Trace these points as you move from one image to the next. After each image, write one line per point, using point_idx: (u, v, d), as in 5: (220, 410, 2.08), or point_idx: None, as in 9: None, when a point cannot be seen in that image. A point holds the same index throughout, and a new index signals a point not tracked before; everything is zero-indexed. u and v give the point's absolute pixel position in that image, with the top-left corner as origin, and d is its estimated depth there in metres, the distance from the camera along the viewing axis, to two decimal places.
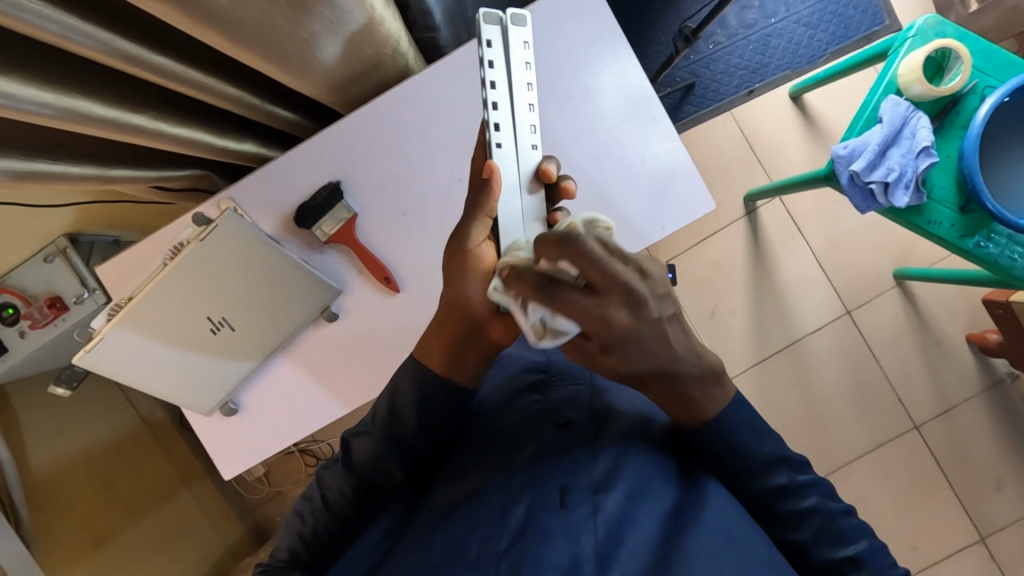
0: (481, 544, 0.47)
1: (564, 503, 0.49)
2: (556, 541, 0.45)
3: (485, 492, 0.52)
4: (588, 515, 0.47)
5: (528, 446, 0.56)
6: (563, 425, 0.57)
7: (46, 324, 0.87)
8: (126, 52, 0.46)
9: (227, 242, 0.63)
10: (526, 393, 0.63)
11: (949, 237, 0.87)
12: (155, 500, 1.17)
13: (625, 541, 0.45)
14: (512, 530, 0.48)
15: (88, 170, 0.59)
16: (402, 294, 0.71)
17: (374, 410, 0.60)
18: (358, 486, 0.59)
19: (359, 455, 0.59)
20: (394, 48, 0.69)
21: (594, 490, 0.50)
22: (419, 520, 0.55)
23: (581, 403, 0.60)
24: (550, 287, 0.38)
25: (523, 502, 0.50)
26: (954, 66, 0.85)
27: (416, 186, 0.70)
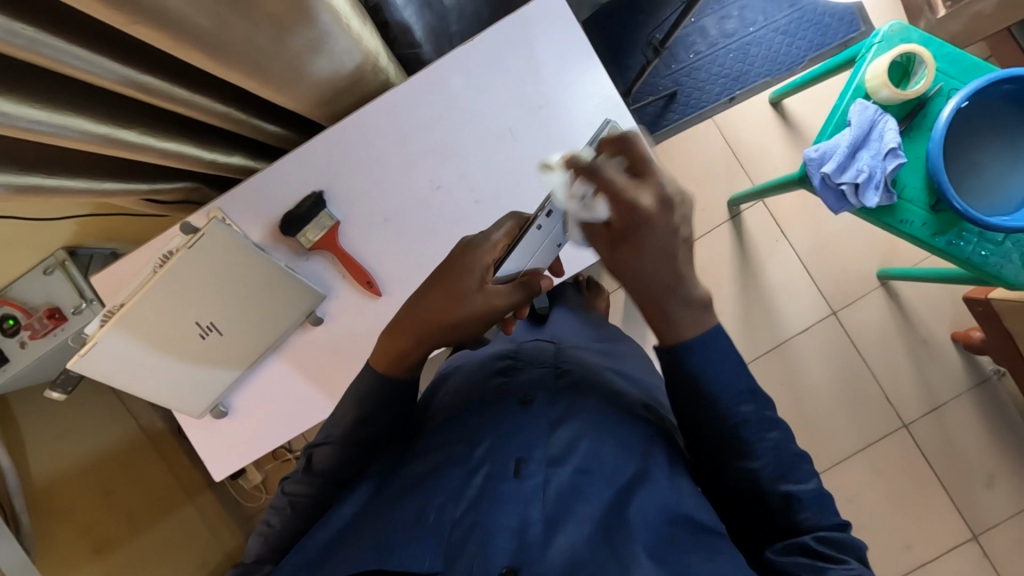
0: (438, 512, 0.56)
1: (519, 472, 0.58)
2: (507, 508, 0.55)
3: (447, 466, 0.60)
4: (540, 484, 0.57)
5: (490, 426, 0.63)
6: (525, 401, 0.65)
7: (45, 334, 0.90)
8: (114, 72, 0.49)
9: (213, 250, 0.66)
10: (492, 377, 0.71)
11: (920, 236, 0.89)
12: (155, 512, 1.18)
13: (575, 510, 0.55)
14: (468, 498, 0.57)
15: (83, 184, 0.62)
16: (384, 297, 0.74)
17: (336, 420, 0.64)
18: (326, 487, 0.64)
19: (321, 463, 0.63)
20: (375, 64, 0.72)
21: (548, 463, 0.59)
22: (388, 492, 0.61)
23: (545, 383, 0.68)
24: (591, 169, 0.53)
25: (483, 471, 0.59)
26: (920, 71, 0.88)
27: (396, 195, 0.73)
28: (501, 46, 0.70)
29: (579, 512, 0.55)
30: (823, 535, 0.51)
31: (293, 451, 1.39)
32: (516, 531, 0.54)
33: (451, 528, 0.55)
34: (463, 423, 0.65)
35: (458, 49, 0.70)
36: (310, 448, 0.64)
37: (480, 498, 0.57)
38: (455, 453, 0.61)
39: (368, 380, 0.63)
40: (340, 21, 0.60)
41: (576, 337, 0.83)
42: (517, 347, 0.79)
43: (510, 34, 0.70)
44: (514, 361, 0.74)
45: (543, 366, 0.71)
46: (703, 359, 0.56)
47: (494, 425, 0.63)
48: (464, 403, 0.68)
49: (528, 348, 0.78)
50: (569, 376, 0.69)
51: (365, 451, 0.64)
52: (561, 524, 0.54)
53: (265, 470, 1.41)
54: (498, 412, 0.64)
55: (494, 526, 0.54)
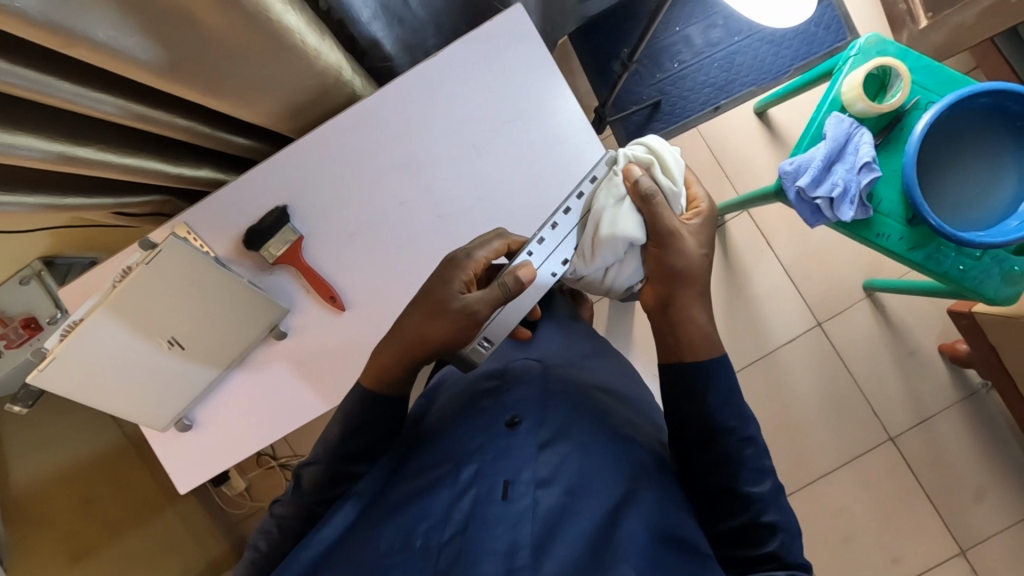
0: (427, 535, 0.55)
1: (506, 495, 0.56)
2: (496, 530, 0.53)
3: (433, 488, 0.59)
4: (528, 507, 0.55)
5: (479, 447, 0.61)
6: (512, 423, 0.63)
7: (20, 344, 0.91)
8: (61, 91, 0.49)
9: (170, 265, 0.65)
10: (480, 398, 0.70)
11: (896, 250, 0.88)
12: (138, 519, 1.19)
13: (562, 532, 0.54)
14: (455, 523, 0.55)
15: (40, 199, 0.62)
16: (347, 312, 0.74)
17: (324, 438, 0.66)
18: (314, 505, 0.65)
19: (308, 481, 0.65)
20: (337, 77, 0.71)
21: (536, 485, 0.57)
22: (381, 510, 0.61)
23: (534, 403, 0.66)
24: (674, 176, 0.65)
25: (470, 494, 0.57)
26: (896, 83, 0.86)
27: (360, 209, 0.73)
28: (466, 60, 0.70)
29: (567, 532, 0.54)
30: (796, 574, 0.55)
31: (277, 458, 1.39)
32: (503, 556, 0.51)
33: (438, 551, 0.54)
34: (449, 446, 0.64)
35: (422, 64, 0.70)
36: (297, 469, 0.67)
37: (467, 522, 0.55)
38: (440, 475, 0.60)
39: (354, 397, 0.66)
40: (299, 39, 0.60)
41: (556, 352, 0.82)
42: (505, 366, 0.78)
43: (473, 50, 0.70)
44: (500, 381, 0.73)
45: (532, 386, 0.69)
46: None
47: (485, 446, 0.61)
48: (452, 424, 0.67)
49: (515, 366, 0.76)
50: (555, 398, 0.68)
51: (346, 470, 0.65)
52: (549, 549, 0.52)
53: (250, 477, 1.41)
54: (486, 434, 0.62)
55: (483, 549, 0.52)
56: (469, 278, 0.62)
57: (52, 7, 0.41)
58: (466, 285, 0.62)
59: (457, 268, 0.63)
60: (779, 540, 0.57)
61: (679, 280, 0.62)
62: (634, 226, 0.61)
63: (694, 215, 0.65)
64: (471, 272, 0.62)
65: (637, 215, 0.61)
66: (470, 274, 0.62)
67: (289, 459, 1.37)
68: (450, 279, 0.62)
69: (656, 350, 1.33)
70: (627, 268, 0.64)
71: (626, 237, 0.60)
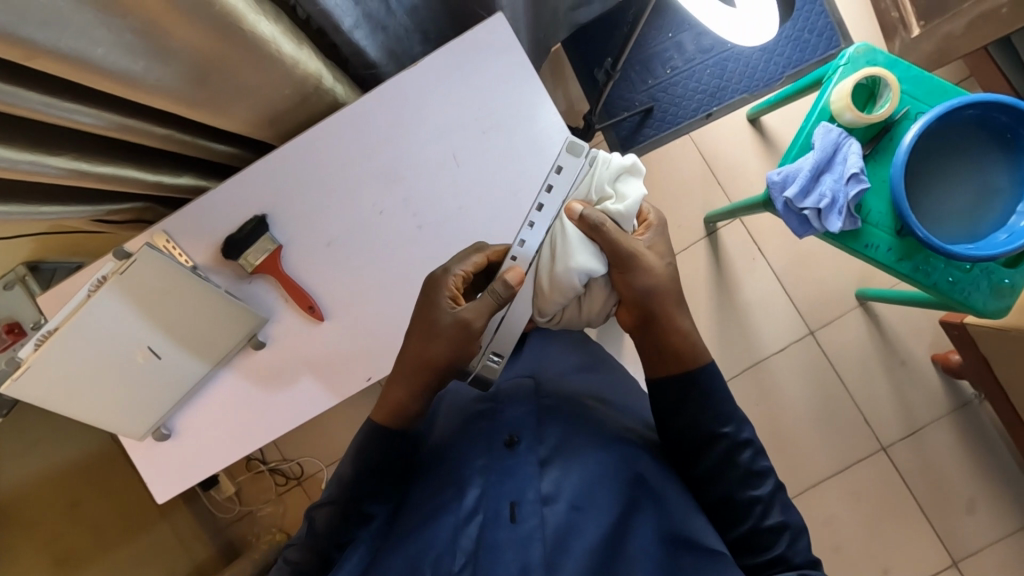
0: (437, 564, 0.56)
1: (513, 517, 0.57)
2: (506, 555, 0.54)
3: (439, 515, 0.59)
4: (537, 526, 0.56)
5: (479, 471, 0.62)
6: (511, 443, 0.64)
7: (7, 349, 0.88)
8: (30, 101, 0.49)
9: (146, 275, 0.65)
10: (475, 420, 0.69)
11: (885, 261, 0.87)
12: (124, 531, 1.19)
13: (571, 549, 0.54)
14: (465, 550, 0.57)
15: (14, 209, 0.62)
16: (326, 322, 0.74)
17: (335, 479, 0.64)
18: (327, 549, 0.63)
19: (319, 526, 0.63)
20: (317, 84, 0.70)
21: (541, 503, 0.58)
22: (393, 542, 0.61)
23: (529, 421, 0.67)
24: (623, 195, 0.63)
25: (478, 518, 0.59)
26: (884, 94, 0.86)
27: (339, 219, 0.72)
28: (447, 70, 0.70)
29: (574, 549, 0.54)
30: (805, 573, 0.55)
31: (267, 462, 1.39)
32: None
33: None
34: (451, 468, 0.64)
35: (402, 73, 0.70)
36: (309, 512, 0.65)
37: (477, 549, 0.57)
38: (444, 501, 0.61)
39: (364, 434, 0.64)
40: (272, 46, 0.59)
41: (545, 362, 0.81)
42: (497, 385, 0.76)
43: (453, 59, 0.69)
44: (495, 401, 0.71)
45: (527, 403, 0.68)
46: None
47: (485, 471, 0.62)
48: (452, 448, 0.67)
49: (507, 387, 0.74)
50: (552, 413, 0.67)
51: (359, 509, 0.64)
52: (561, 563, 0.53)
53: (239, 481, 1.41)
54: (486, 457, 0.63)
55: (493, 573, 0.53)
56: (453, 293, 0.61)
57: (11, 18, 0.40)
58: (452, 300, 0.61)
59: (438, 287, 0.61)
60: (787, 539, 0.58)
61: (660, 293, 0.60)
62: (593, 258, 0.60)
63: (645, 230, 0.64)
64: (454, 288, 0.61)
65: (594, 245, 0.60)
66: (454, 289, 0.61)
67: (278, 463, 1.37)
68: (437, 297, 0.60)
69: None
70: (596, 298, 0.64)
71: (585, 271, 0.59)
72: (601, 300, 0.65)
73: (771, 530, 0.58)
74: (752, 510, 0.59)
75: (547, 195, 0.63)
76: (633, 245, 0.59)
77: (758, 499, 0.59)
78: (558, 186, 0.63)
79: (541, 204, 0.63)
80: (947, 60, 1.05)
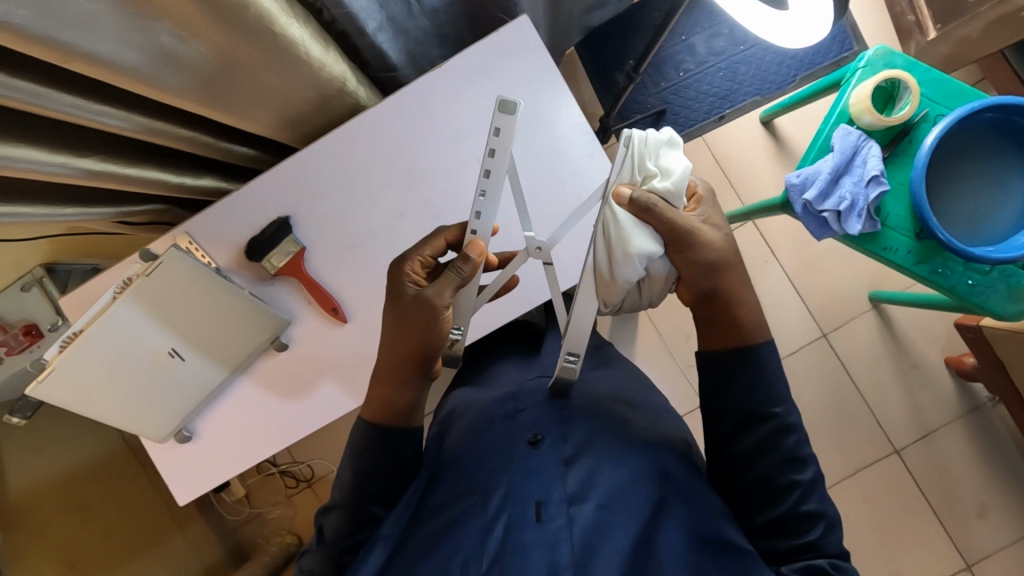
0: (463, 569, 0.56)
1: (540, 516, 0.57)
2: (534, 555, 0.55)
3: (465, 518, 0.59)
4: (564, 526, 0.56)
5: (503, 471, 0.62)
6: (534, 442, 0.64)
7: (21, 351, 0.90)
8: (64, 104, 0.49)
9: (171, 277, 0.65)
10: (495, 421, 0.70)
11: (904, 264, 0.87)
12: (149, 538, 1.18)
13: (601, 550, 0.55)
14: (490, 552, 0.56)
15: (39, 210, 0.62)
16: (349, 324, 0.73)
17: (338, 483, 0.65)
18: (340, 554, 0.62)
19: (329, 530, 0.63)
20: (341, 87, 0.70)
21: (568, 502, 0.58)
22: (413, 544, 0.60)
23: (552, 420, 0.67)
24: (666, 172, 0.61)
25: (501, 522, 0.58)
26: (904, 96, 0.86)
27: (361, 221, 0.72)
28: (469, 73, 0.70)
29: (605, 550, 0.55)
30: (836, 564, 0.55)
31: (277, 465, 1.38)
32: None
33: None
34: (474, 468, 0.64)
35: (424, 76, 0.69)
36: (318, 518, 0.65)
37: (503, 550, 0.56)
38: (469, 504, 0.60)
39: (357, 435, 0.64)
40: (299, 49, 0.58)
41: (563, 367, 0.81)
42: (518, 387, 0.77)
43: (475, 61, 0.69)
44: (515, 403, 0.72)
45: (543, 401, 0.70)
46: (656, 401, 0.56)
47: (509, 471, 0.61)
48: (472, 447, 0.67)
49: (529, 386, 0.76)
50: (575, 411, 0.68)
51: (371, 507, 0.63)
52: (593, 566, 0.54)
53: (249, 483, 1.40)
54: (508, 456, 0.63)
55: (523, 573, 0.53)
56: (413, 279, 0.61)
57: (49, 21, 0.40)
58: (415, 284, 0.61)
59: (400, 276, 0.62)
60: (822, 528, 0.57)
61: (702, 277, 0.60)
62: (649, 240, 0.58)
63: (697, 204, 0.64)
64: (413, 271, 0.62)
65: (649, 227, 0.59)
66: (416, 274, 0.62)
67: (288, 465, 1.37)
68: (400, 287, 0.61)
69: (658, 360, 1.33)
70: (656, 273, 0.61)
71: (644, 253, 0.58)
72: (661, 276, 0.62)
73: (808, 515, 0.57)
74: (797, 488, 0.58)
75: (491, 161, 0.56)
76: (688, 222, 0.58)
77: (798, 483, 0.58)
78: (500, 150, 0.55)
79: (487, 175, 0.57)
80: (964, 62, 1.05)
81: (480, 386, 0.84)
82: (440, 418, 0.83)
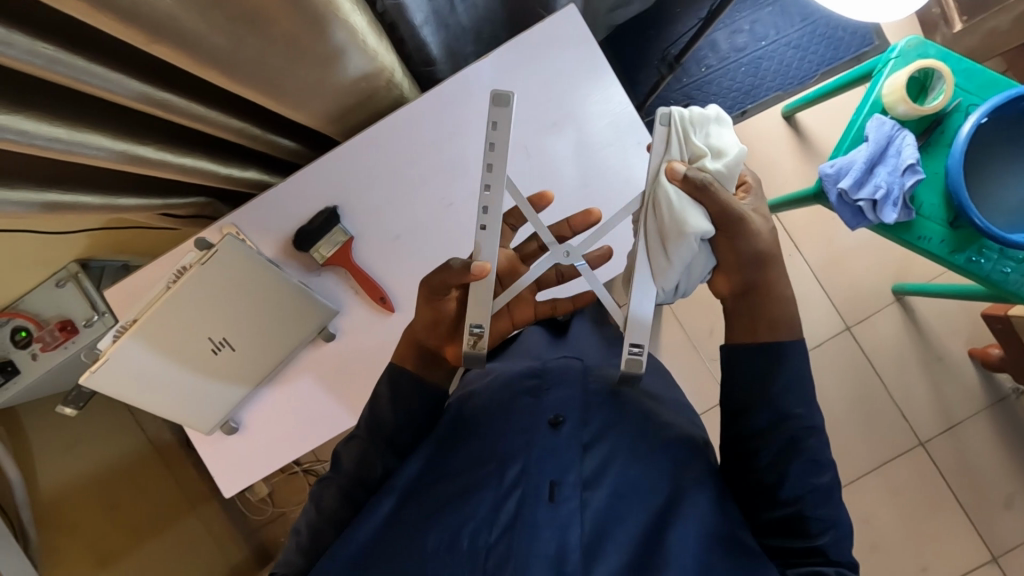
0: (472, 538, 0.54)
1: (553, 497, 0.56)
2: (543, 535, 0.53)
3: (477, 489, 0.58)
4: (576, 509, 0.55)
5: (522, 447, 0.60)
6: (556, 423, 0.62)
7: (56, 347, 0.90)
8: (131, 89, 0.48)
9: (227, 266, 0.65)
10: (519, 396, 0.68)
11: (939, 253, 0.87)
12: (161, 525, 1.16)
13: (614, 536, 0.55)
14: (502, 524, 0.55)
15: (97, 200, 0.62)
16: (397, 313, 0.74)
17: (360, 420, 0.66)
18: (353, 489, 0.63)
19: (345, 458, 0.65)
20: (389, 79, 0.70)
21: (582, 487, 0.57)
22: (425, 499, 0.60)
23: (575, 401, 0.66)
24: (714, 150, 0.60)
25: (515, 495, 0.56)
26: (938, 85, 0.87)
27: (408, 212, 0.73)
28: (516, 63, 0.70)
29: (616, 538, 0.55)
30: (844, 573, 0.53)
31: (300, 463, 1.37)
32: (552, 558, 0.51)
33: (484, 556, 0.53)
34: (491, 443, 0.62)
35: (475, 66, 0.70)
36: (338, 448, 0.66)
37: (514, 522, 0.54)
38: (483, 475, 0.59)
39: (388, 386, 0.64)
40: (357, 38, 0.58)
41: (595, 352, 0.81)
42: (542, 363, 0.74)
43: (522, 51, 0.70)
44: (541, 380, 0.69)
45: (572, 385, 0.67)
46: None
47: (528, 448, 0.60)
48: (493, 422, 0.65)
49: (555, 364, 0.72)
50: (597, 399, 0.67)
51: (388, 446, 0.64)
52: (600, 551, 0.53)
53: (272, 482, 1.39)
54: (526, 433, 0.62)
55: (530, 551, 0.51)
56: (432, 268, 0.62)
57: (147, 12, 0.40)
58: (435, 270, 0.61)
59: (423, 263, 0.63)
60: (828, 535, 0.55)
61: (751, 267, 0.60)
62: (703, 219, 0.56)
63: (746, 192, 0.62)
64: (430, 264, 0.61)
65: (700, 206, 0.57)
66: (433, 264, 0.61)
67: (311, 464, 1.36)
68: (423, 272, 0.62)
69: (683, 354, 1.33)
70: (697, 265, 0.60)
71: (698, 233, 0.56)
72: (699, 265, 0.60)
73: (837, 515, 0.55)
74: (812, 492, 0.56)
75: (492, 150, 0.54)
76: (739, 209, 0.57)
77: (814, 487, 0.56)
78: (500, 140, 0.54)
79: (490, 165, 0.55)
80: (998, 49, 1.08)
81: (503, 359, 0.82)
82: (459, 385, 0.80)
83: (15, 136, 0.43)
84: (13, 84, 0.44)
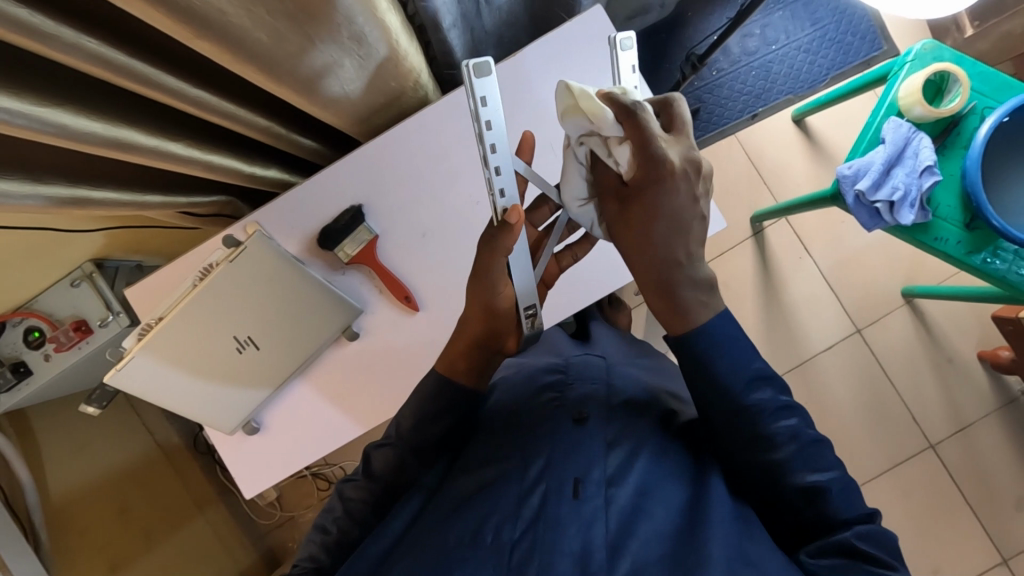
0: (497, 530, 0.53)
1: (577, 493, 0.54)
2: (569, 530, 0.51)
3: (503, 483, 0.56)
4: (601, 506, 0.53)
5: (546, 444, 0.59)
6: (579, 419, 0.61)
7: (70, 347, 0.90)
8: (168, 85, 0.48)
9: (254, 262, 0.65)
10: (543, 390, 0.68)
11: (955, 254, 0.88)
12: (171, 526, 1.15)
13: (638, 531, 0.51)
14: (526, 518, 0.53)
15: (125, 197, 0.61)
16: (421, 312, 0.73)
17: (398, 419, 0.63)
18: (383, 493, 0.63)
19: (379, 466, 0.63)
20: (416, 81, 0.70)
21: (606, 484, 0.55)
22: (442, 502, 0.59)
23: (600, 400, 0.64)
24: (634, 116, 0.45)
25: (540, 490, 0.55)
26: (954, 89, 0.88)
27: (435, 209, 0.73)
28: (542, 63, 0.71)
29: (641, 531, 0.51)
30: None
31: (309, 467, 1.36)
32: (577, 556, 0.50)
33: (510, 549, 0.51)
34: (521, 441, 0.61)
35: (502, 66, 0.71)
36: (369, 451, 0.64)
37: (539, 518, 0.53)
38: (507, 473, 0.57)
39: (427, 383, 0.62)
40: (389, 37, 0.58)
41: (619, 352, 0.80)
42: (566, 360, 0.74)
43: (547, 51, 0.71)
44: (564, 375, 0.70)
45: (593, 385, 0.67)
46: (724, 399, 0.53)
47: (555, 442, 0.59)
48: (516, 420, 0.64)
49: (577, 360, 0.74)
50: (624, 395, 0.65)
51: (418, 452, 0.62)
52: (625, 547, 0.50)
53: (281, 486, 1.38)
54: (551, 430, 0.60)
55: (556, 547, 0.50)
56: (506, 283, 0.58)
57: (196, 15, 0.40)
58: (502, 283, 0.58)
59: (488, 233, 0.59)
60: None
61: None
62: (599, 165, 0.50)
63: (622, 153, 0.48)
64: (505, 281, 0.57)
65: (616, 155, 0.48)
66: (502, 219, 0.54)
67: (321, 468, 1.34)
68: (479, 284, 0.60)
69: None
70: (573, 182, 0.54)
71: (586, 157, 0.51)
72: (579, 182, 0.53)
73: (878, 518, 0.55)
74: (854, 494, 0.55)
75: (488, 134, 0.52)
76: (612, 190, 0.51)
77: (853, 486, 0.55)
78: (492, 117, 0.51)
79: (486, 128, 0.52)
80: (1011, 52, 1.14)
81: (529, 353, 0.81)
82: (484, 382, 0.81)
83: (56, 129, 0.43)
84: (52, 76, 0.44)
